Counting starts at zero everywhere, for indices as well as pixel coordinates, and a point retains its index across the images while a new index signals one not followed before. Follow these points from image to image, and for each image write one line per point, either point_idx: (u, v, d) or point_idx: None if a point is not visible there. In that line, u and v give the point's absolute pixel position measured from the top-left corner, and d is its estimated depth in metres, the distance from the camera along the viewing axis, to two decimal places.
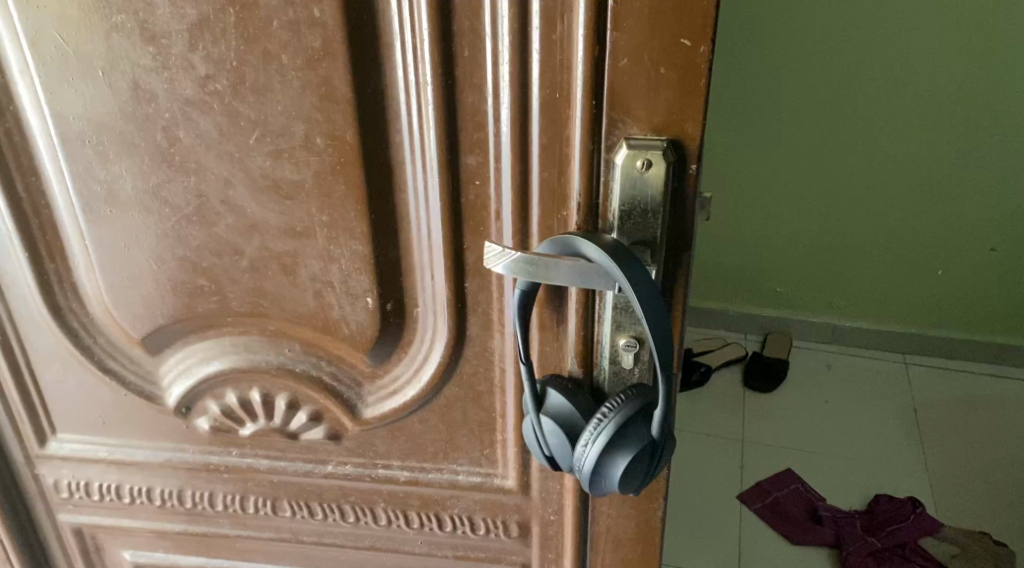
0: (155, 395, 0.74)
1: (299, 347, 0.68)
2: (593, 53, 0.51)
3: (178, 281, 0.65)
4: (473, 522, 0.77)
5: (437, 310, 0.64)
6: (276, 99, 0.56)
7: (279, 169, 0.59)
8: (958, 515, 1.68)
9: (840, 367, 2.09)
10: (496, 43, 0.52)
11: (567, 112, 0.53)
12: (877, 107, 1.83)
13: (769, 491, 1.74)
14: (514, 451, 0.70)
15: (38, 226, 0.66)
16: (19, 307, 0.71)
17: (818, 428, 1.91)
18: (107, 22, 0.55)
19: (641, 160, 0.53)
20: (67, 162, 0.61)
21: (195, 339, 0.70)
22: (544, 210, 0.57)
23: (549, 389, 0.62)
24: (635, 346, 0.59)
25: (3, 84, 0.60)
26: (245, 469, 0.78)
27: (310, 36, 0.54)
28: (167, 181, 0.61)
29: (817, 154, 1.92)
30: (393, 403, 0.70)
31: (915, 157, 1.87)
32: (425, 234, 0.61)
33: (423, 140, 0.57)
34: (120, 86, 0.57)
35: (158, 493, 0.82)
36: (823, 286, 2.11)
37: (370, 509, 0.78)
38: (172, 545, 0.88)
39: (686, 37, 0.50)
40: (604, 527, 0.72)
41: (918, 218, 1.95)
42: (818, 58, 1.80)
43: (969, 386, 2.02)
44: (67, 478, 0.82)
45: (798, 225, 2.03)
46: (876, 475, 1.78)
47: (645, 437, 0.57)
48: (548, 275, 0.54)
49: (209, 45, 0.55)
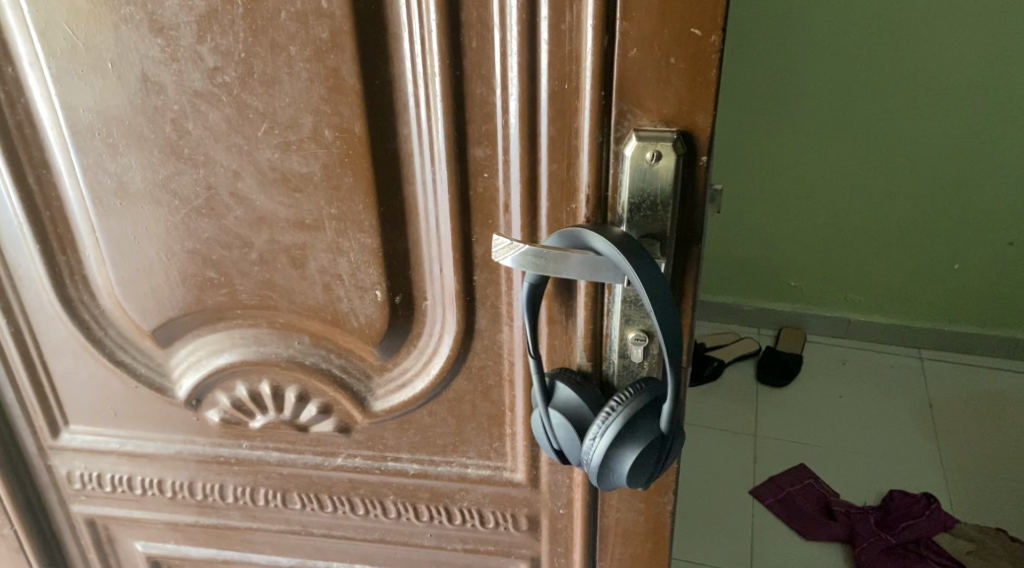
0: (166, 387, 0.74)
1: (308, 339, 0.68)
2: (601, 43, 0.50)
3: (188, 273, 0.65)
4: (482, 515, 0.77)
5: (446, 304, 0.64)
6: (284, 91, 0.56)
7: (287, 161, 0.59)
8: (974, 512, 1.67)
9: (855, 362, 2.07)
10: (505, 33, 0.52)
11: (575, 103, 0.53)
12: (892, 100, 1.81)
13: (782, 486, 1.73)
14: (524, 444, 0.70)
15: (49, 218, 0.66)
16: (31, 298, 0.71)
17: (832, 424, 1.89)
18: (117, 14, 0.55)
19: (651, 152, 0.52)
20: (77, 155, 0.62)
21: (205, 331, 0.70)
22: (553, 202, 0.57)
23: (558, 383, 0.61)
24: (644, 340, 0.59)
25: (15, 76, 0.60)
26: (254, 462, 0.78)
27: (317, 28, 0.53)
28: (176, 174, 0.61)
29: (831, 148, 1.90)
30: (402, 396, 0.70)
31: (932, 150, 1.85)
32: (434, 227, 0.61)
33: (431, 132, 0.57)
34: (130, 78, 0.57)
35: (169, 485, 0.82)
36: (838, 281, 2.09)
37: (380, 501, 0.78)
38: (183, 537, 0.88)
39: (696, 27, 0.49)
40: (614, 521, 0.71)
41: (934, 212, 1.93)
42: (832, 52, 1.79)
43: (985, 380, 2.00)
44: (79, 469, 0.83)
45: (811, 218, 2.01)
46: (890, 471, 1.77)
47: (653, 431, 0.57)
48: (558, 269, 0.53)
49: (217, 37, 0.55)
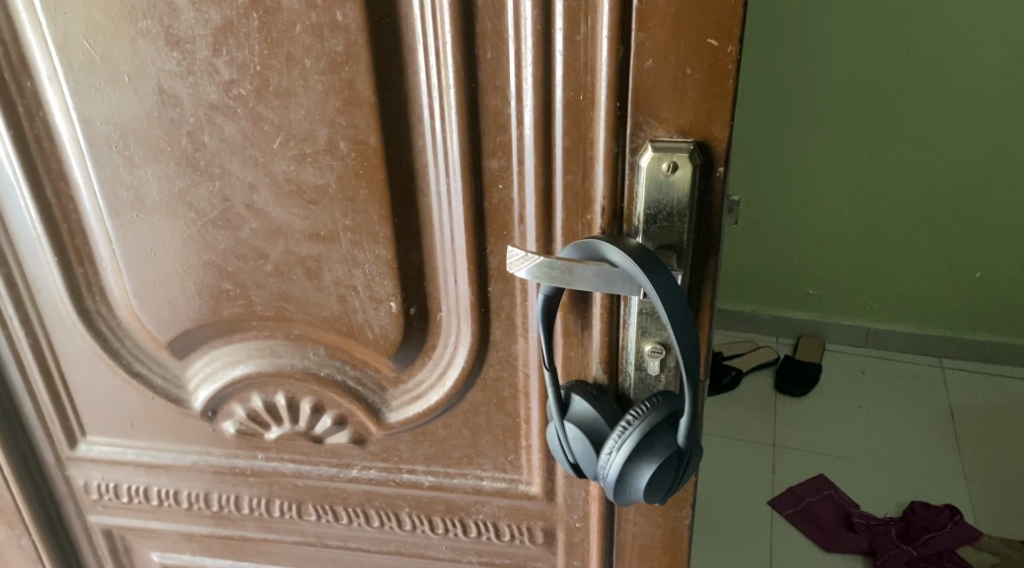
0: (182, 399, 0.74)
1: (323, 350, 0.68)
2: (617, 54, 0.50)
3: (204, 285, 0.66)
4: (497, 528, 0.76)
5: (461, 315, 0.64)
6: (300, 104, 0.56)
7: (303, 173, 0.59)
8: (999, 525, 1.64)
9: (875, 372, 2.05)
10: (519, 45, 0.52)
11: (591, 114, 0.52)
12: (913, 107, 1.79)
13: (801, 497, 1.71)
14: (539, 457, 0.70)
15: (66, 231, 0.67)
16: (49, 310, 0.72)
17: (852, 434, 1.87)
18: (133, 28, 0.55)
19: (667, 163, 0.51)
20: (94, 168, 0.62)
21: (221, 343, 0.70)
22: (568, 213, 0.56)
23: (573, 395, 0.61)
24: (661, 353, 0.58)
25: (34, 89, 0.60)
26: (269, 473, 0.78)
27: (332, 40, 0.53)
28: (193, 186, 0.61)
29: (854, 154, 1.88)
30: (417, 408, 0.69)
31: (955, 157, 1.83)
32: (448, 238, 0.61)
33: (446, 145, 0.57)
34: (146, 92, 0.58)
35: (186, 495, 0.82)
36: (858, 289, 2.07)
37: (395, 513, 0.78)
38: (199, 548, 0.88)
39: (713, 37, 0.48)
40: (630, 535, 0.71)
41: (957, 220, 1.91)
42: (853, 58, 1.77)
43: (1008, 390, 1.97)
44: (97, 479, 0.83)
45: (830, 226, 1.99)
46: (913, 482, 1.74)
47: (671, 445, 0.56)
48: (572, 281, 0.53)
49: (232, 50, 0.55)
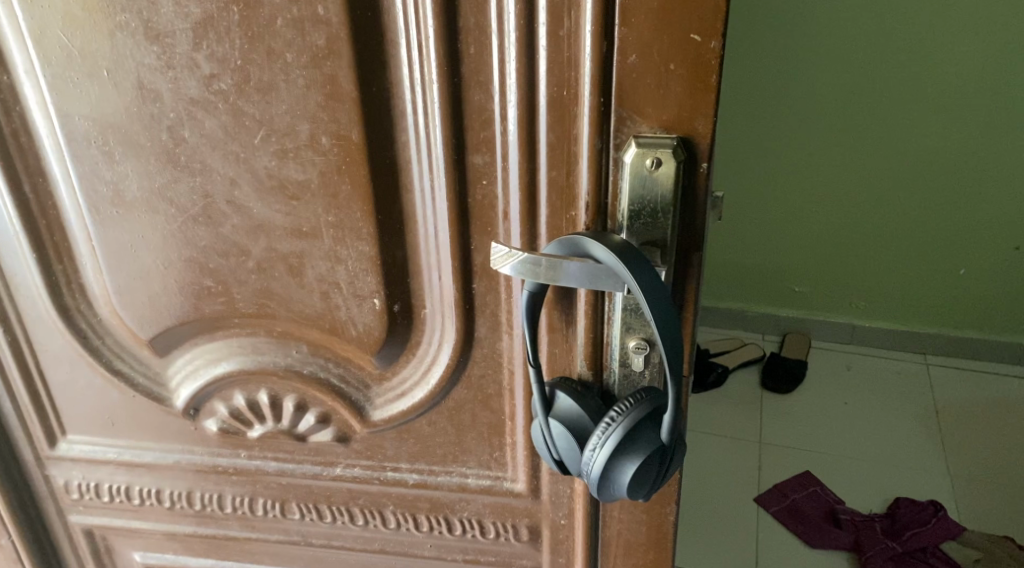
0: (164, 396, 0.74)
1: (306, 348, 0.68)
2: (600, 49, 0.50)
3: (185, 282, 0.65)
4: (482, 525, 0.76)
5: (445, 313, 0.64)
6: (281, 98, 0.55)
7: (285, 169, 0.58)
8: (981, 521, 1.65)
9: (861, 368, 2.06)
10: (502, 39, 0.52)
11: (574, 110, 0.52)
12: (898, 104, 1.80)
13: (787, 494, 1.72)
14: (524, 454, 0.69)
15: (45, 226, 0.66)
16: (27, 307, 0.71)
17: (837, 431, 1.88)
18: (112, 21, 0.55)
19: (651, 159, 0.51)
20: (73, 163, 0.61)
21: (203, 340, 0.70)
22: (553, 209, 0.56)
23: (558, 392, 0.61)
24: (645, 349, 0.58)
25: (11, 83, 0.60)
26: (253, 472, 0.77)
27: (314, 34, 0.53)
28: (173, 182, 0.60)
29: (842, 153, 1.89)
30: (401, 405, 0.69)
31: (940, 153, 1.84)
32: (432, 234, 0.60)
33: (429, 139, 0.56)
34: (125, 86, 0.57)
35: (168, 494, 0.82)
36: (843, 285, 2.08)
37: (379, 511, 0.78)
38: (182, 547, 0.87)
39: (696, 32, 0.48)
40: (616, 531, 0.70)
41: (940, 217, 1.92)
42: (839, 54, 1.78)
43: (992, 387, 1.99)
44: (77, 479, 0.82)
45: (816, 222, 2.00)
46: (897, 478, 1.75)
47: (655, 441, 0.56)
48: (555, 276, 0.53)
49: (212, 44, 0.54)
